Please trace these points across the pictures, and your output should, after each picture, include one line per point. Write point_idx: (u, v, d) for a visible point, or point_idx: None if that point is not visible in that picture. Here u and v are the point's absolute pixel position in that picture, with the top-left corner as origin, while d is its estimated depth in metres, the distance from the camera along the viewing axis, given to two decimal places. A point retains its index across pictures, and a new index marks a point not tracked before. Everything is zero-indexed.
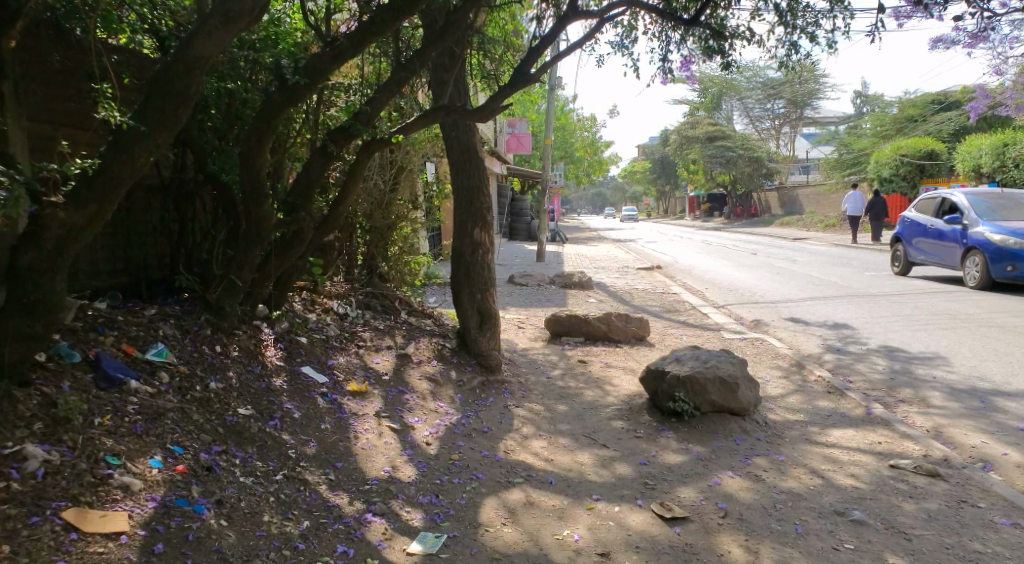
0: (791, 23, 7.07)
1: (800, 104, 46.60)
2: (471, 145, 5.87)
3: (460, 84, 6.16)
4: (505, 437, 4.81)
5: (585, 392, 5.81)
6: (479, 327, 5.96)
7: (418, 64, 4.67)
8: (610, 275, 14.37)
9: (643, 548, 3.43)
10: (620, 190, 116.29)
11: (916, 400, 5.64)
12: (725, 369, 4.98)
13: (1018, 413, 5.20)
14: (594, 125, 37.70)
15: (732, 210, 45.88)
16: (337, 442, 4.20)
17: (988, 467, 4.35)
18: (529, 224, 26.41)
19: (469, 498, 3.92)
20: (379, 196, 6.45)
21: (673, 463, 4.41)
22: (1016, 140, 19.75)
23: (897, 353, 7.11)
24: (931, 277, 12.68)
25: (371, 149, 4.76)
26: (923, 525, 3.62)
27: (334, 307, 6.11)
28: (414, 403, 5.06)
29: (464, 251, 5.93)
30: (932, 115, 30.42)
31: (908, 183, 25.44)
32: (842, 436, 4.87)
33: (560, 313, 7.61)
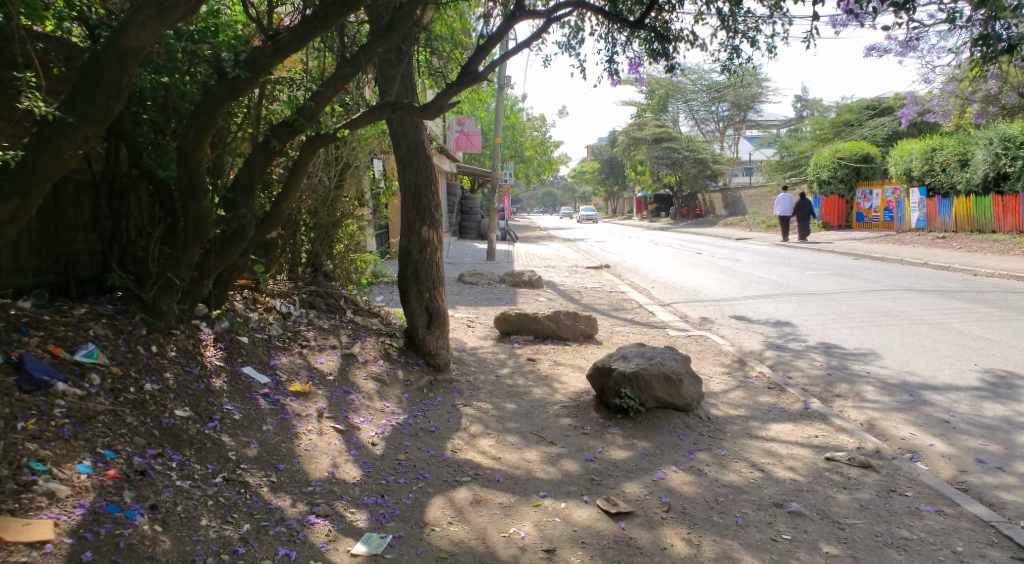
0: (733, 28, 7.25)
1: (743, 107, 47.80)
2: (418, 142, 5.83)
3: (408, 81, 6.09)
4: (452, 436, 4.78)
5: (533, 390, 5.83)
6: (427, 325, 5.93)
7: (364, 60, 4.58)
8: (559, 275, 14.42)
9: (588, 543, 3.46)
10: (568, 190, 117.00)
11: (851, 395, 5.84)
12: (670, 365, 5.07)
13: (944, 406, 5.42)
14: (543, 125, 37.98)
15: (677, 212, 46.78)
16: (280, 444, 4.12)
17: (916, 457, 4.53)
18: (479, 223, 26.45)
19: (415, 498, 3.89)
20: (324, 193, 6.36)
21: (619, 459, 4.46)
22: (943, 145, 20.68)
23: (834, 350, 7.35)
24: None
25: (316, 145, 4.68)
26: (855, 515, 3.74)
27: (277, 306, 5.96)
28: (360, 404, 4.99)
29: (411, 249, 5.86)
30: (866, 120, 31.68)
31: (844, 184, 26.19)
32: (781, 430, 4.99)
33: (509, 312, 7.62)
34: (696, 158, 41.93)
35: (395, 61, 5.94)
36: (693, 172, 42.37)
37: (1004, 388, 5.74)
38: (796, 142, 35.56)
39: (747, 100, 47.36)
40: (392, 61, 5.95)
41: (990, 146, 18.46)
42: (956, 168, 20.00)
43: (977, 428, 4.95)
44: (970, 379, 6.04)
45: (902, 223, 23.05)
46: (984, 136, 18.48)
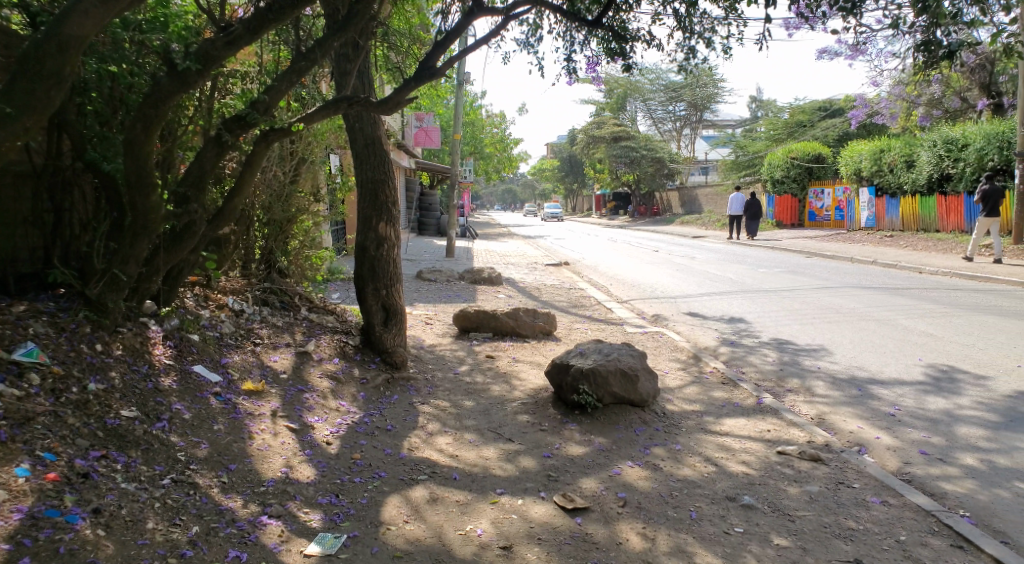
0: (690, 29, 7.34)
1: (700, 107, 48.45)
2: (375, 138, 5.75)
3: (365, 76, 6.01)
4: (409, 434, 4.74)
5: (491, 387, 5.82)
6: (384, 323, 5.86)
7: (319, 54, 4.50)
8: (518, 272, 14.43)
9: (544, 539, 3.47)
10: (528, 188, 117.00)
11: (803, 390, 5.96)
12: (626, 361, 5.12)
13: (891, 400, 5.58)
14: (503, 122, 38.01)
15: (635, 210, 47.29)
16: (232, 443, 4.03)
17: (863, 450, 4.65)
18: (438, 219, 26.32)
19: (371, 497, 3.84)
20: (279, 188, 6.24)
21: (576, 455, 4.48)
22: (890, 146, 21.26)
23: (786, 346, 7.50)
24: None
25: (269, 139, 4.59)
26: (805, 507, 3.82)
27: (230, 303, 5.82)
28: (315, 403, 4.92)
29: (368, 245, 5.80)
30: (818, 122, 32.53)
31: (797, 184, 26.74)
32: (734, 425, 5.08)
33: (468, 309, 7.60)
34: (653, 156, 42.35)
35: (351, 56, 5.85)
36: (651, 170, 42.81)
37: (947, 382, 5.93)
38: (751, 142, 36.21)
39: (703, 100, 48.09)
40: (348, 56, 5.84)
41: (934, 147, 18.97)
42: (902, 169, 20.58)
43: (921, 421, 5.10)
44: (915, 373, 6.23)
45: (853, 221, 23.66)
46: (930, 138, 19.03)
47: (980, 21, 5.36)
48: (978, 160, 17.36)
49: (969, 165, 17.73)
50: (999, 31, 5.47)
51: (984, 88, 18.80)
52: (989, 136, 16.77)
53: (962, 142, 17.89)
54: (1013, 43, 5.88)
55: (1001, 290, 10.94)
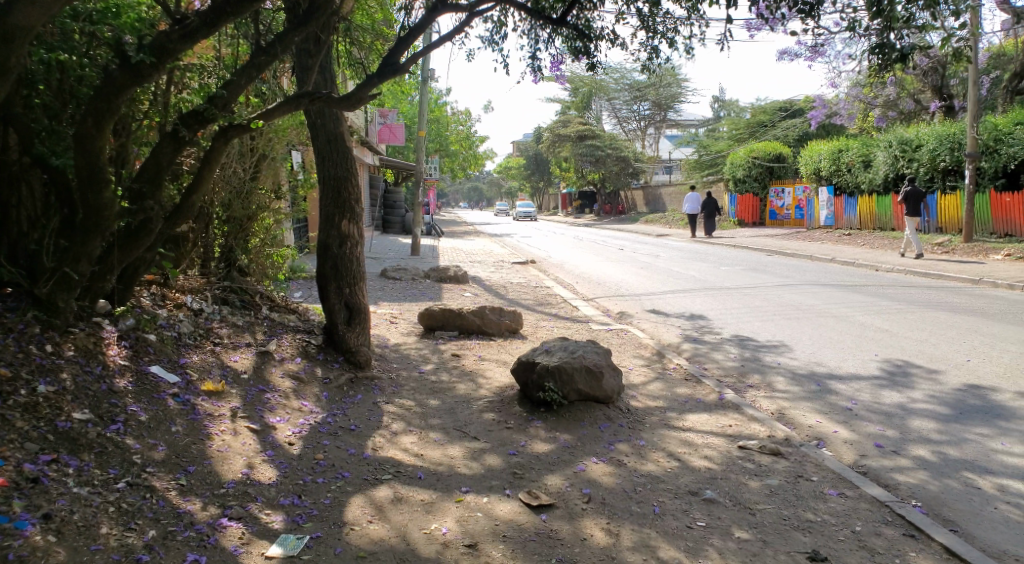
0: (653, 29, 7.41)
1: (664, 106, 48.93)
2: (338, 134, 5.69)
3: (327, 72, 5.93)
4: (373, 434, 4.70)
5: (457, 386, 5.81)
6: (347, 322, 5.79)
7: (280, 48, 4.44)
8: (485, 270, 14.41)
9: (509, 537, 3.47)
10: (493, 187, 116.88)
11: (763, 385, 6.06)
12: (591, 358, 5.14)
13: (848, 395, 5.69)
14: (468, 119, 37.84)
15: (601, 208, 47.62)
16: (190, 445, 3.95)
17: (822, 444, 4.74)
18: (403, 217, 26.17)
19: (334, 498, 3.80)
20: (238, 185, 6.13)
21: (541, 452, 4.49)
22: (848, 146, 21.68)
23: (747, 342, 7.62)
24: None
25: (229, 135, 4.50)
26: (765, 500, 3.88)
27: (188, 302, 5.70)
28: (276, 403, 4.85)
29: (331, 244, 5.73)
30: (779, 122, 33.14)
31: (758, 183, 27.15)
32: (696, 420, 5.14)
33: (433, 308, 7.58)
34: (618, 156, 42.63)
35: (313, 51, 5.76)
36: (616, 169, 43.09)
37: (901, 377, 6.08)
38: (713, 142, 36.68)
39: (668, 100, 48.58)
40: (310, 51, 5.76)
41: (889, 148, 19.35)
42: (860, 168, 21.00)
43: (876, 414, 5.22)
44: (871, 368, 6.37)
45: (812, 220, 24.13)
46: (885, 139, 19.42)
47: (931, 25, 5.50)
48: (931, 161, 17.83)
49: (922, 165, 18.17)
50: (950, 35, 5.63)
51: (937, 90, 19.31)
52: (941, 138, 17.26)
53: (915, 144, 18.34)
54: (962, 47, 6.05)
55: (952, 287, 11.28)
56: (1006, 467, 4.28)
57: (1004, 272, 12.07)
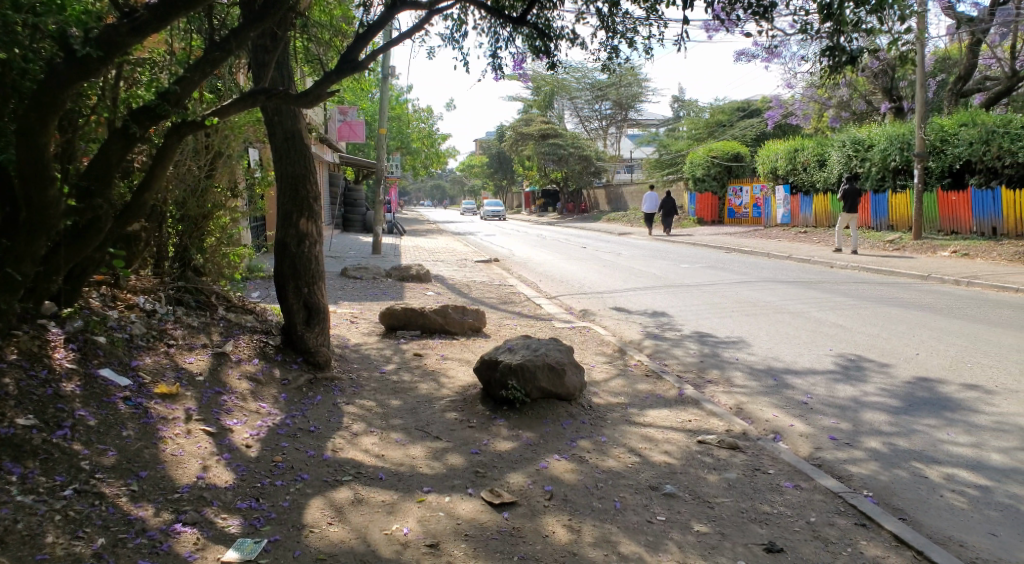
0: (613, 28, 7.47)
1: (625, 105, 49.38)
2: (296, 131, 5.60)
3: (284, 68, 5.83)
4: (333, 435, 4.65)
5: (419, 386, 5.77)
6: (306, 322, 5.71)
7: (235, 44, 4.35)
8: (447, 268, 14.37)
9: (472, 536, 3.45)
10: (456, 186, 116.56)
11: (722, 381, 6.15)
12: (554, 356, 5.15)
13: (804, 389, 5.81)
14: (430, 117, 37.64)
15: (564, 207, 47.92)
16: (142, 450, 3.86)
17: (778, 437, 4.82)
18: (364, 215, 25.95)
19: (293, 500, 3.75)
20: (193, 183, 5.99)
21: (504, 450, 4.49)
22: (803, 146, 22.09)
23: (707, 338, 7.72)
24: None
25: (181, 132, 4.40)
26: (724, 494, 3.93)
27: (140, 303, 5.56)
28: (233, 405, 4.75)
29: (289, 242, 5.63)
30: (737, 122, 33.79)
31: (717, 181, 27.53)
32: (657, 416, 5.19)
33: (395, 307, 7.53)
34: (580, 155, 42.86)
35: (269, 47, 5.66)
36: (579, 168, 43.30)
37: (855, 371, 6.22)
38: (673, 141, 37.14)
39: (629, 100, 49.04)
40: (266, 47, 5.66)
41: (843, 148, 19.78)
42: (815, 167, 21.44)
43: (831, 408, 5.34)
44: (826, 363, 6.51)
45: (770, 219, 24.59)
46: (839, 139, 19.86)
47: (879, 29, 5.65)
48: (882, 161, 18.29)
49: (874, 165, 18.64)
50: (897, 39, 5.79)
51: (887, 92, 19.82)
52: (892, 138, 17.73)
53: (868, 144, 18.80)
54: (909, 50, 6.22)
55: (903, 283, 11.60)
56: (952, 456, 4.42)
57: (951, 269, 12.44)
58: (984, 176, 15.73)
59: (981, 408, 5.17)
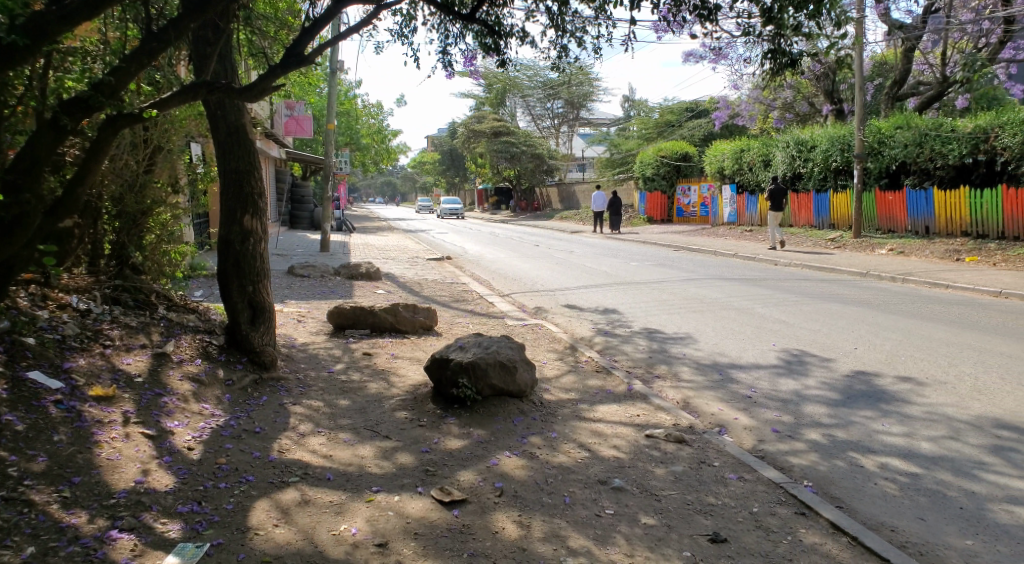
0: (562, 27, 7.51)
1: (577, 104, 49.65)
2: (239, 126, 5.47)
3: (226, 61, 5.67)
4: (280, 436, 4.56)
5: (369, 385, 5.71)
6: (251, 321, 5.59)
7: (174, 35, 4.24)
8: (398, 266, 14.23)
9: (421, 534, 3.42)
10: (407, 184, 115.68)
11: (670, 375, 6.25)
12: (505, 353, 5.14)
13: (748, 383, 5.93)
14: (380, 113, 37.23)
15: (516, 205, 48.11)
16: (76, 455, 3.72)
17: (723, 431, 4.91)
18: (312, 212, 25.54)
19: (237, 502, 3.66)
20: (131, 178, 5.80)
21: (454, 449, 4.46)
22: (748, 146, 22.56)
23: (655, 334, 7.82)
24: (974, 320, 8.21)
25: (117, 125, 4.28)
26: (670, 486, 3.99)
27: (73, 302, 5.36)
28: (174, 407, 4.61)
29: (233, 239, 5.50)
30: (686, 122, 34.38)
31: (666, 181, 27.88)
32: (606, 411, 5.23)
33: (344, 305, 7.43)
34: (532, 153, 42.97)
35: (211, 39, 5.49)
36: (531, 166, 43.41)
37: (796, 365, 6.39)
38: (624, 140, 37.53)
39: (580, 99, 49.32)
40: (208, 39, 5.49)
41: (787, 148, 20.27)
42: (760, 167, 21.91)
43: (774, 401, 5.46)
44: (769, 357, 6.66)
45: (717, 217, 25.07)
46: (783, 139, 20.35)
47: (818, 33, 5.81)
48: (824, 161, 18.81)
49: (816, 165, 19.16)
50: (835, 43, 5.96)
51: (828, 94, 20.39)
52: (833, 139, 18.26)
53: (810, 144, 19.31)
54: (847, 53, 6.41)
55: (843, 280, 11.94)
56: (886, 445, 4.56)
57: (888, 266, 12.86)
58: (918, 176, 16.31)
59: (914, 399, 5.36)
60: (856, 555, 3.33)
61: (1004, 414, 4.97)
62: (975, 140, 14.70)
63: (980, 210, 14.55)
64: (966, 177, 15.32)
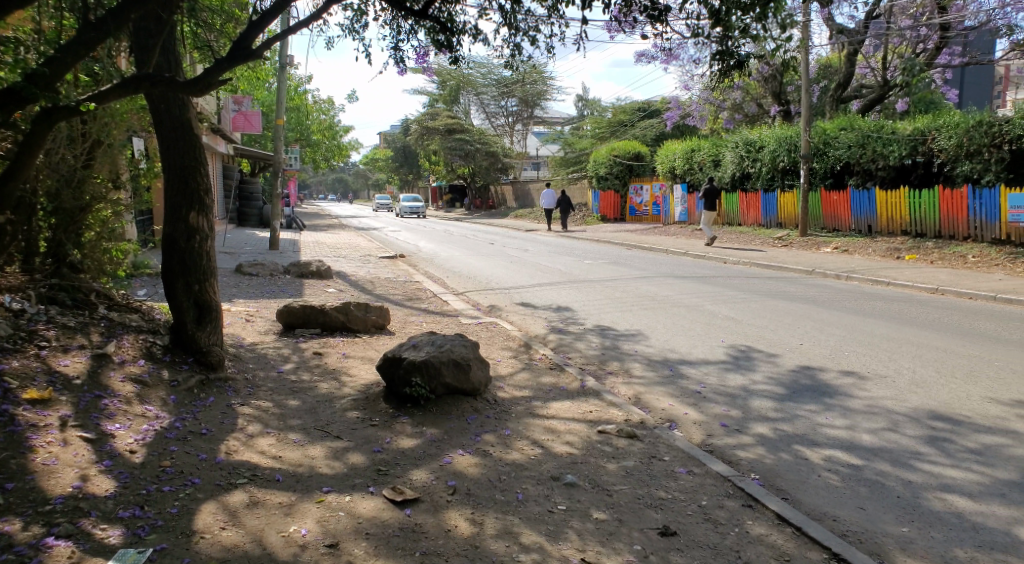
0: (515, 25, 7.51)
1: (531, 103, 49.71)
2: (184, 121, 5.31)
3: (170, 54, 5.51)
4: (227, 438, 4.46)
5: (319, 385, 5.62)
6: (198, 321, 5.46)
7: (113, 25, 4.11)
8: (350, 265, 14.07)
9: (372, 534, 3.39)
10: (360, 181, 114.34)
11: (622, 372, 6.31)
12: (459, 351, 5.11)
13: (697, 379, 6.03)
14: (331, 108, 36.74)
15: (471, 202, 48.08)
16: (8, 461, 3.59)
17: (674, 426, 4.99)
18: (261, 209, 25.06)
19: (182, 506, 3.56)
20: (67, 173, 5.61)
21: (407, 448, 4.43)
22: (699, 146, 22.92)
23: (608, 332, 7.90)
24: (913, 315, 8.49)
25: (53, 117, 4.14)
26: (622, 481, 4.03)
27: (6, 302, 5.17)
28: (115, 409, 4.47)
29: (177, 237, 5.35)
30: (638, 122, 34.75)
31: (619, 180, 28.10)
32: (559, 408, 5.26)
33: (294, 305, 7.30)
34: (487, 151, 42.88)
35: (153, 31, 5.33)
36: (485, 164, 43.34)
37: (744, 361, 6.52)
38: (578, 139, 37.74)
39: (535, 98, 49.36)
40: (149, 31, 5.32)
41: (736, 149, 20.67)
42: (710, 168, 22.29)
43: (722, 396, 5.57)
44: (718, 353, 6.79)
45: (668, 216, 25.42)
46: (732, 140, 20.74)
47: (763, 37, 5.93)
48: (772, 161, 19.26)
49: (764, 166, 19.59)
50: (780, 46, 6.07)
51: (776, 96, 20.87)
52: (780, 140, 18.70)
53: (758, 145, 19.74)
54: (792, 57, 6.55)
55: (790, 277, 12.23)
56: (829, 438, 4.69)
57: (832, 264, 13.21)
58: (860, 177, 16.80)
59: (855, 393, 5.52)
60: (800, 545, 3.41)
61: (939, 406, 5.15)
62: (914, 143, 15.18)
63: (919, 210, 15.08)
64: (906, 178, 15.85)
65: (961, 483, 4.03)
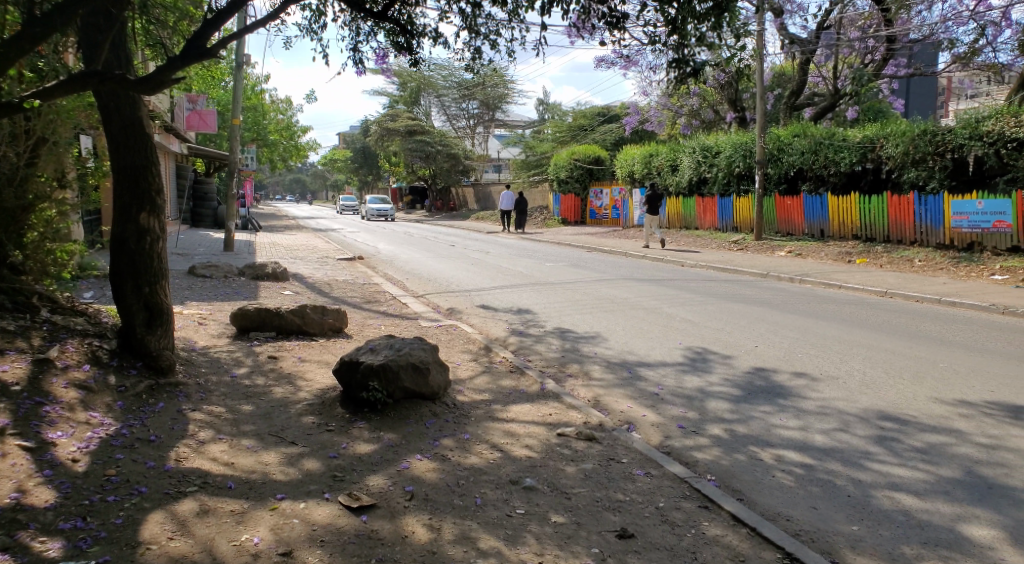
0: (475, 29, 7.48)
1: (492, 105, 49.67)
2: (135, 121, 5.16)
3: (120, 51, 5.35)
4: (177, 444, 4.33)
5: (274, 390, 5.51)
6: (147, 324, 5.30)
7: (60, 19, 3.97)
8: (308, 267, 13.85)
9: (327, 541, 3.32)
10: (319, 181, 112.92)
11: (581, 374, 6.33)
12: (417, 355, 5.06)
13: (655, 381, 6.07)
14: (289, 109, 36.23)
15: (432, 204, 47.80)
16: None
17: (632, 428, 5.01)
18: (216, 209, 24.62)
19: (127, 516, 3.45)
20: (9, 171, 5.43)
21: (364, 453, 4.36)
22: (657, 151, 23.17)
23: (567, 334, 7.92)
24: (863, 317, 8.69)
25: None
26: (580, 484, 4.03)
27: None
28: (58, 416, 4.31)
29: (127, 238, 5.18)
30: (598, 126, 34.94)
31: (579, 184, 28.22)
32: (519, 411, 5.24)
33: (248, 307, 7.15)
34: (448, 153, 42.69)
35: (102, 27, 5.17)
36: (446, 166, 43.15)
37: (700, 362, 6.60)
38: (539, 142, 37.83)
39: (496, 101, 49.35)
40: (98, 26, 5.16)
41: (693, 154, 20.97)
42: (667, 172, 22.54)
43: (679, 398, 5.61)
44: (676, 355, 6.85)
45: (626, 220, 25.65)
46: (690, 145, 21.02)
47: (718, 44, 6.00)
48: (727, 167, 19.60)
49: (721, 172, 19.94)
50: (735, 55, 6.16)
51: (733, 102, 21.24)
52: (736, 146, 19.13)
53: (715, 150, 20.06)
54: (746, 66, 6.65)
55: (746, 280, 12.44)
56: (783, 439, 4.76)
57: (786, 267, 13.49)
58: (814, 182, 17.22)
59: (808, 394, 5.62)
60: (754, 545, 3.44)
61: (887, 406, 5.28)
62: (864, 150, 15.59)
63: (869, 215, 15.47)
64: (856, 184, 16.28)
65: (909, 481, 4.12)
